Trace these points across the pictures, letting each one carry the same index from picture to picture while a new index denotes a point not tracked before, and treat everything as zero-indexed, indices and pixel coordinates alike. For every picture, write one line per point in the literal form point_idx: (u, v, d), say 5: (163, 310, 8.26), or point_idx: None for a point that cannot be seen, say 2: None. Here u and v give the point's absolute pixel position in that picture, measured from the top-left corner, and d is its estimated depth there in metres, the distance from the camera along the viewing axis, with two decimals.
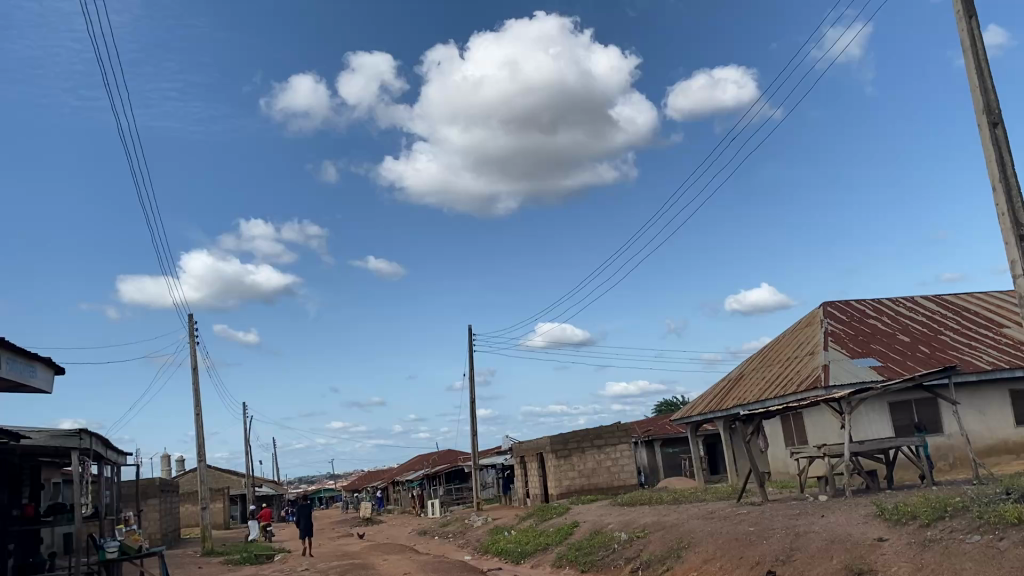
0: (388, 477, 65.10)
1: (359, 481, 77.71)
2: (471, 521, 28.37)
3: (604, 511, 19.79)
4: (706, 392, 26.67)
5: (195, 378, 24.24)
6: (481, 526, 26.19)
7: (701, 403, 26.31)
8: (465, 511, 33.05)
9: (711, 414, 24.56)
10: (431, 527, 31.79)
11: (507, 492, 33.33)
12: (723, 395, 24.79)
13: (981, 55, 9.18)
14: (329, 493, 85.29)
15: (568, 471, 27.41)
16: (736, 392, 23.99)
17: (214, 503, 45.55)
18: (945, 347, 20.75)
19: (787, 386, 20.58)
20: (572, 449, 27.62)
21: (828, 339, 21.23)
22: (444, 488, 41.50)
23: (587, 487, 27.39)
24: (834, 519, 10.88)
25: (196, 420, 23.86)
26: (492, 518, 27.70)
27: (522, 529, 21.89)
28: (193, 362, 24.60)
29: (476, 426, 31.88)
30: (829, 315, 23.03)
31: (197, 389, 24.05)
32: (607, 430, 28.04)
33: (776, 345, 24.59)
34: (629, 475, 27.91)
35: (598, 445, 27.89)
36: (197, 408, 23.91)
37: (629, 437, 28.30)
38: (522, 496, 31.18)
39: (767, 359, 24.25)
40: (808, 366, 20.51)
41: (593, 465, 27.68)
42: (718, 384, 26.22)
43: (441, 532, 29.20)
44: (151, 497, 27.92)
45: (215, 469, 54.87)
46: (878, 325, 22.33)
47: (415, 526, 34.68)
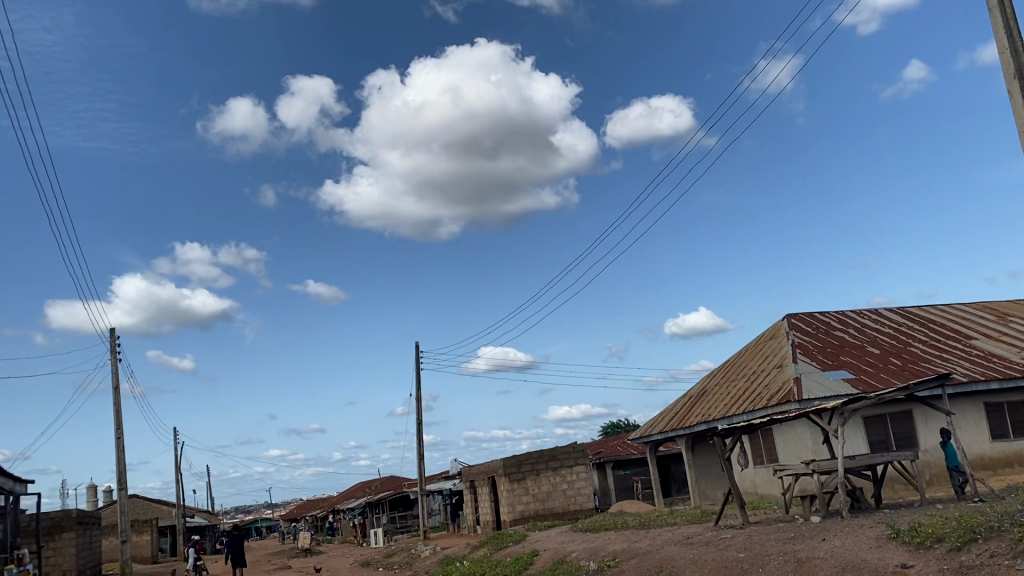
0: (327, 505, 62.59)
1: (297, 509, 74.81)
2: (418, 551, 26.65)
3: (564, 538, 18.31)
4: (666, 410, 25.52)
5: (115, 398, 22.16)
6: (429, 556, 24.50)
7: (661, 421, 25.15)
8: (411, 540, 31.21)
9: (672, 432, 23.39)
10: (374, 558, 29.93)
11: (456, 519, 31.67)
12: (685, 413, 23.64)
13: (1010, 14, 8.17)
14: (266, 522, 82.08)
15: (522, 495, 25.95)
16: (699, 408, 22.87)
17: (140, 536, 42.73)
18: (916, 359, 19.98)
19: (756, 400, 19.53)
20: (526, 471, 26.17)
21: (796, 350, 20.27)
22: (388, 516, 39.58)
23: (541, 513, 25.94)
24: (840, 543, 9.64)
25: (117, 444, 21.75)
26: (441, 547, 26.01)
27: (476, 558, 20.28)
28: (113, 381, 22.52)
29: (423, 449, 30.24)
30: (794, 327, 22.12)
31: (118, 411, 21.96)
32: (563, 452, 26.61)
33: (739, 359, 23.58)
34: (585, 498, 26.52)
35: (553, 467, 26.47)
36: (118, 431, 21.81)
37: (585, 458, 26.90)
38: (471, 523, 29.58)
39: (730, 374, 23.21)
40: (778, 379, 19.48)
41: (548, 489, 26.25)
42: (678, 401, 25.10)
43: (385, 563, 27.39)
44: (67, 530, 25.56)
45: (142, 499, 51.84)
46: (846, 337, 21.51)
47: (357, 556, 32.74)
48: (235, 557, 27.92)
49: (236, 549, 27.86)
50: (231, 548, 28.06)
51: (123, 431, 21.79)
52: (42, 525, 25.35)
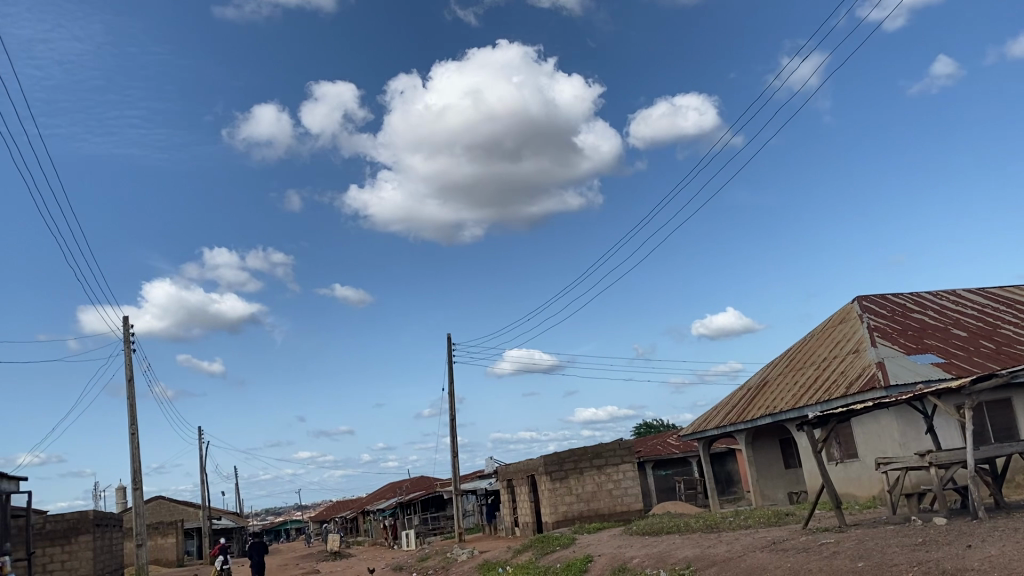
0: (356, 506, 61.11)
1: (326, 511, 73.49)
2: (454, 554, 24.93)
3: (620, 542, 16.39)
4: (721, 403, 23.61)
5: (129, 391, 20.66)
6: (467, 560, 22.76)
7: (716, 415, 23.26)
8: (445, 543, 29.46)
9: (732, 427, 21.51)
10: (406, 562, 28.20)
11: (493, 521, 29.92)
12: (745, 404, 21.71)
13: None
14: (294, 525, 80.89)
15: (566, 495, 24.13)
16: (761, 400, 20.93)
17: (165, 539, 41.37)
18: (1010, 342, 17.91)
19: (831, 389, 17.62)
20: (569, 470, 24.35)
21: (874, 333, 18.29)
22: (420, 517, 37.90)
23: (586, 514, 24.11)
24: (997, 550, 7.71)
25: (132, 441, 20.19)
26: (478, 551, 24.25)
27: (520, 563, 18.40)
28: (128, 373, 20.99)
29: (457, 446, 28.54)
30: (866, 309, 20.17)
31: (132, 404, 20.45)
32: (608, 449, 24.73)
33: (805, 346, 21.66)
34: (633, 499, 24.62)
35: (598, 465, 24.59)
36: (133, 428, 20.25)
37: (632, 455, 25.00)
38: (510, 525, 27.82)
39: (795, 363, 21.26)
40: (857, 365, 17.51)
41: (592, 488, 24.40)
42: (736, 393, 23.17)
43: (419, 567, 25.68)
44: (83, 533, 24.12)
45: (168, 501, 50.67)
46: (926, 319, 19.49)
47: (388, 560, 31.06)
48: (259, 561, 26.30)
49: (261, 553, 26.26)
50: (256, 551, 26.44)
51: (137, 427, 20.26)
52: (57, 528, 23.92)
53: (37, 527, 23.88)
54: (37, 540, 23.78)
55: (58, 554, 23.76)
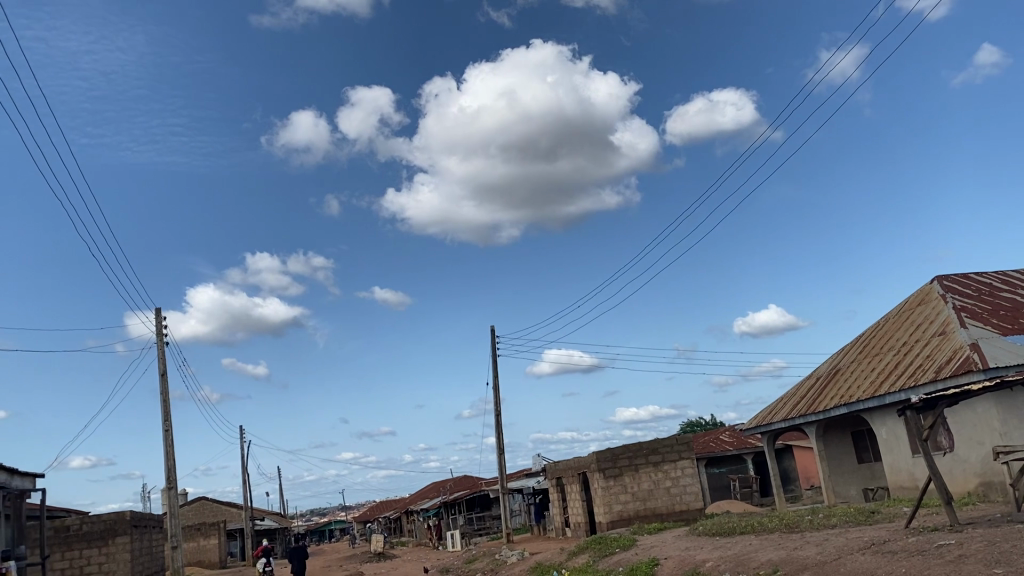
0: (399, 507, 60.24)
1: (370, 512, 72.85)
2: (503, 555, 23.74)
3: (688, 544, 14.98)
4: (788, 394, 22.10)
5: (162, 386, 19.76)
6: (518, 561, 21.53)
7: (783, 407, 21.76)
8: (493, 544, 28.26)
9: (802, 419, 20.03)
10: (453, 564, 27.10)
11: (542, 521, 28.65)
12: (816, 395, 20.22)
13: None
14: (339, 525, 80.60)
15: (620, 494, 22.83)
16: (835, 390, 19.42)
17: (207, 540, 40.77)
18: None
19: (918, 375, 16.01)
20: (624, 467, 23.02)
21: (962, 314, 16.65)
22: (465, 517, 36.78)
23: (642, 514, 22.77)
24: None
25: (166, 438, 19.29)
26: (529, 552, 23.00)
27: (576, 565, 17.09)
28: (161, 368, 20.10)
29: (503, 442, 27.35)
30: (949, 289, 18.49)
31: (165, 399, 19.54)
32: (665, 444, 23.26)
33: (880, 332, 20.06)
34: (693, 497, 23.14)
35: (654, 462, 23.16)
36: (167, 424, 19.34)
37: (691, 451, 23.49)
38: (560, 525, 26.54)
39: (870, 349, 19.69)
40: (945, 348, 15.91)
41: (649, 487, 23.00)
42: (804, 383, 21.65)
43: (466, 569, 24.53)
44: (120, 534, 23.30)
45: (211, 502, 50.22)
46: (1017, 299, 17.75)
47: (433, 562, 29.99)
48: (299, 564, 25.34)
49: (300, 556, 25.29)
50: (297, 553, 25.47)
51: (170, 424, 19.33)
52: (95, 530, 23.18)
53: (75, 528, 23.19)
54: (74, 541, 23.11)
55: (96, 556, 23.03)
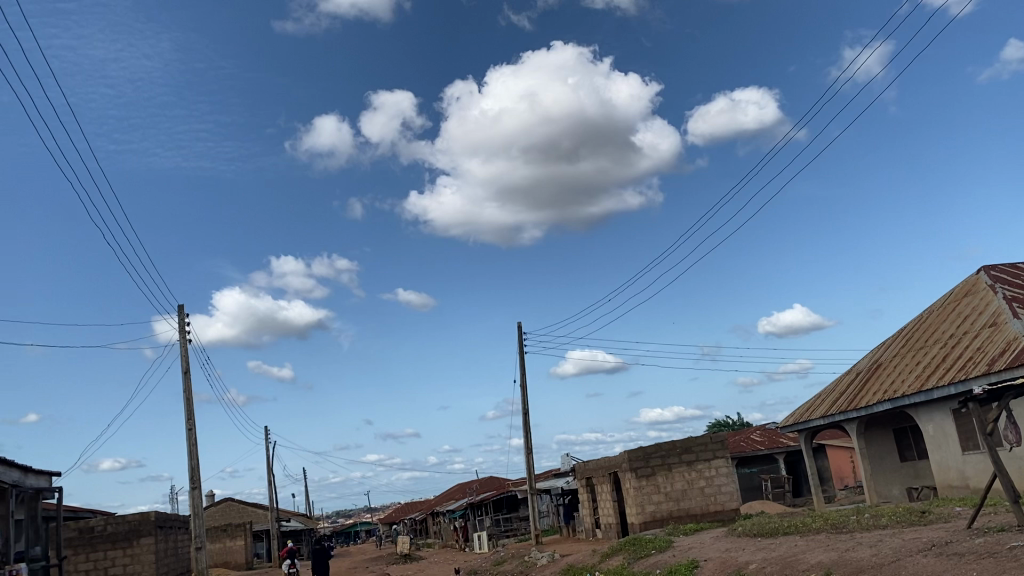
0: (425, 508, 59.87)
1: (395, 513, 72.49)
2: (532, 557, 23.20)
3: (728, 546, 14.35)
4: (826, 390, 21.40)
5: (186, 384, 19.41)
6: (549, 563, 20.96)
7: (821, 403, 21.05)
8: (521, 545, 27.72)
9: (843, 416, 19.33)
10: (481, 565, 26.59)
11: (571, 522, 28.07)
12: (858, 391, 19.50)
13: None
14: (364, 527, 80.32)
15: (653, 494, 22.22)
16: (878, 386, 18.70)
17: (233, 541, 40.55)
18: None
19: (968, 368, 15.29)
20: (657, 466, 22.42)
21: (1014, 304, 15.88)
22: (492, 518, 36.28)
23: (676, 515, 22.14)
24: None
25: (189, 437, 18.94)
26: (559, 553, 22.44)
27: (611, 567, 16.50)
28: (184, 365, 19.77)
29: (532, 442, 26.81)
30: (997, 279, 17.71)
31: (189, 397, 19.19)
32: (699, 442, 22.61)
33: (923, 325, 19.31)
34: (728, 498, 22.48)
35: (687, 461, 22.52)
36: (190, 423, 18.99)
37: (726, 450, 22.82)
38: (590, 526, 25.96)
39: (914, 343, 18.94)
40: (997, 340, 15.17)
41: (683, 486, 22.36)
42: (843, 379, 20.94)
43: (494, 570, 24.01)
44: (145, 535, 23.01)
45: (238, 503, 50.09)
46: None
47: (461, 563, 29.51)
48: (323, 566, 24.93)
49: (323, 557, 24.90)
50: (320, 555, 25.14)
51: (193, 422, 18.97)
52: (119, 531, 22.92)
53: (99, 529, 22.94)
54: (99, 542, 22.86)
55: (120, 557, 22.75)
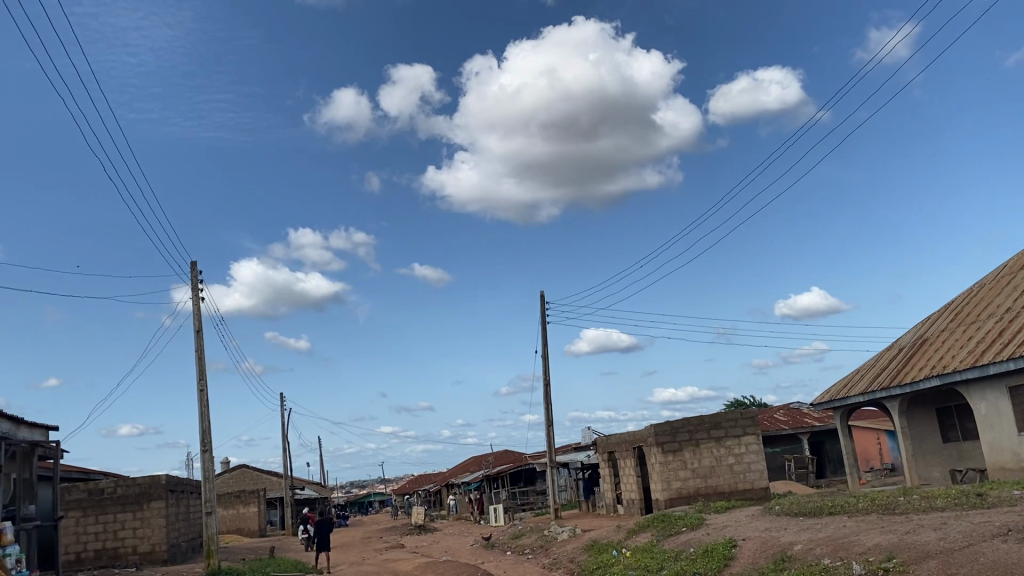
0: (439, 479, 59.43)
1: (409, 485, 72.11)
2: (552, 531, 22.47)
3: (768, 525, 13.48)
4: (866, 366, 20.42)
5: (198, 343, 18.68)
6: (570, 537, 20.20)
7: (860, 379, 20.09)
8: (540, 519, 26.99)
9: (886, 392, 18.39)
10: (498, 538, 25.91)
11: (591, 497, 27.30)
12: (901, 367, 18.53)
13: None
14: (378, 497, 80.20)
15: (679, 470, 21.44)
16: (925, 361, 17.72)
17: (247, 508, 40.13)
18: None
19: None
20: (684, 442, 21.57)
21: None
22: (508, 492, 35.60)
23: (703, 492, 21.31)
24: None
25: (200, 398, 18.24)
26: (580, 528, 21.68)
27: (639, 544, 15.68)
28: (197, 324, 19.05)
29: (553, 414, 25.99)
30: None
31: (201, 357, 18.47)
32: (729, 418, 21.68)
33: (975, 299, 18.28)
34: (758, 476, 21.55)
35: (716, 437, 21.61)
36: (201, 383, 18.27)
37: (757, 427, 21.81)
38: (611, 502, 25.19)
39: (965, 317, 17.91)
40: None
41: (710, 463, 21.50)
42: (885, 354, 19.95)
43: (512, 544, 23.30)
44: (155, 498, 22.41)
45: (252, 470, 49.75)
46: None
47: (476, 536, 28.86)
48: (325, 539, 24.53)
49: (326, 528, 24.49)
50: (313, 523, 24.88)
51: (205, 382, 18.26)
52: (129, 493, 22.33)
53: (109, 491, 22.36)
54: (110, 505, 22.32)
55: (130, 520, 22.19)
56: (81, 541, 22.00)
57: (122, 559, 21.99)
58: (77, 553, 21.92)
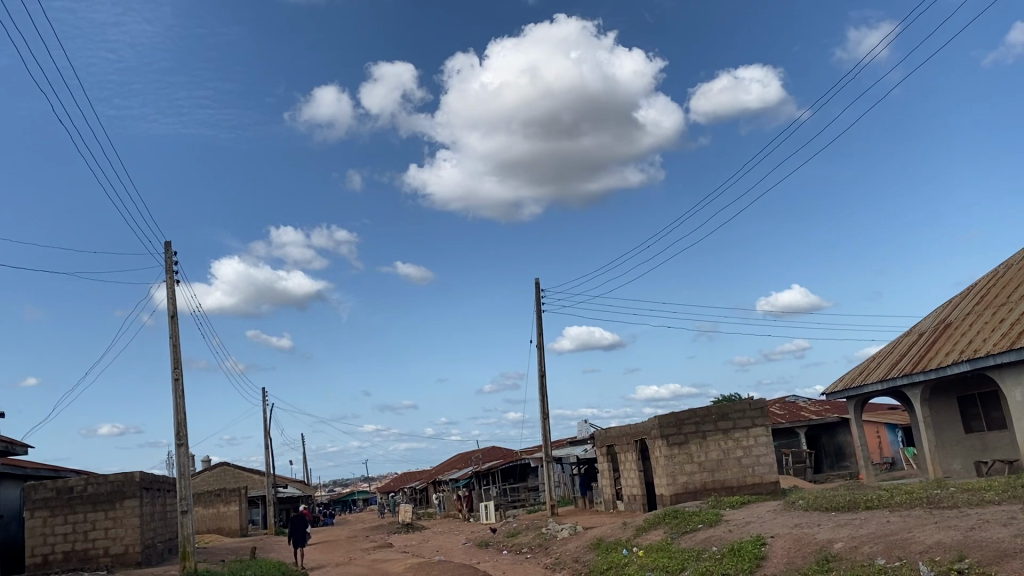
0: (425, 477, 58.13)
1: (394, 482, 70.66)
2: (550, 528, 21.33)
3: (798, 521, 12.32)
4: (884, 352, 19.34)
5: (173, 329, 17.35)
6: (572, 535, 19.06)
7: (878, 367, 19.00)
8: (535, 517, 25.83)
9: (908, 378, 17.31)
10: (491, 537, 24.72)
11: (588, 493, 26.16)
12: (924, 352, 17.46)
13: None
14: (363, 496, 78.73)
15: (685, 464, 20.33)
16: (951, 346, 16.66)
17: (227, 507, 38.69)
18: None
19: None
20: (689, 434, 20.47)
21: None
22: (499, 488, 34.41)
23: (710, 486, 20.23)
24: None
25: (175, 388, 16.92)
26: (581, 526, 20.53)
27: (651, 543, 14.49)
28: (171, 308, 17.74)
29: (549, 406, 24.83)
30: None
31: (175, 344, 17.13)
32: (736, 408, 20.59)
33: (1003, 281, 17.22)
34: (767, 470, 20.46)
35: (724, 428, 20.51)
36: (176, 372, 16.95)
37: (766, 418, 20.69)
38: (611, 498, 24.06)
39: (994, 299, 16.84)
40: None
41: (718, 456, 20.41)
42: (904, 340, 18.87)
43: (507, 542, 22.14)
44: (128, 497, 21.01)
45: (233, 468, 48.25)
46: None
47: (467, 534, 27.67)
48: (300, 534, 23.40)
49: (302, 526, 23.55)
50: (295, 523, 23.54)
51: (180, 371, 16.96)
52: (101, 492, 20.95)
53: (78, 489, 20.95)
54: (79, 504, 20.92)
55: (102, 520, 20.81)
56: (48, 543, 20.59)
57: (93, 562, 20.63)
58: (44, 555, 20.55)
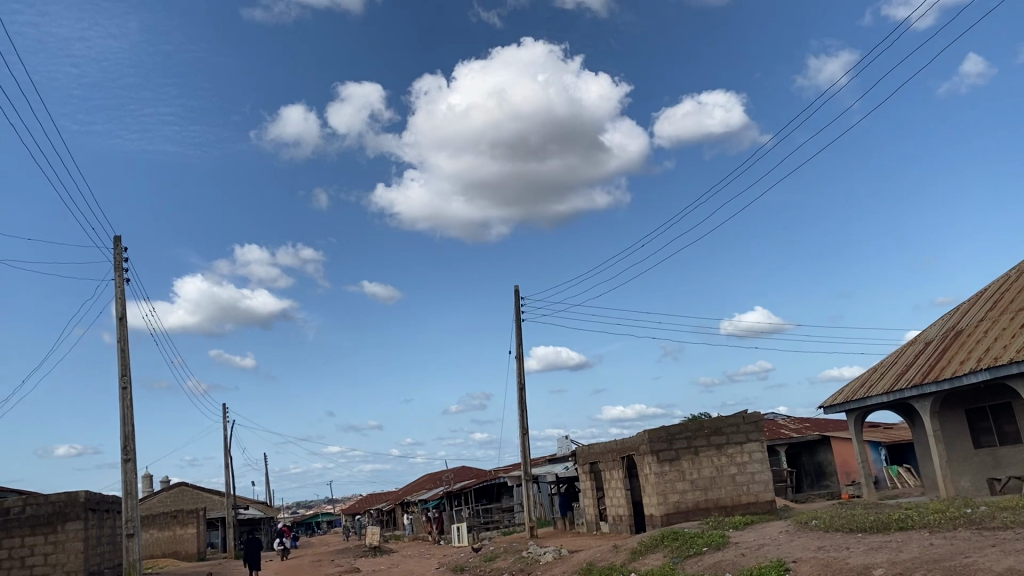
0: (393, 498, 56.15)
1: (359, 504, 68.44)
2: (532, 551, 19.86)
3: (821, 543, 11.07)
4: (889, 362, 18.21)
5: (121, 332, 15.78)
6: (557, 559, 17.63)
7: (883, 377, 17.86)
8: (513, 539, 24.34)
9: (918, 390, 16.17)
10: (466, 561, 23.17)
11: (569, 514, 24.73)
12: (935, 361, 16.33)
13: None
14: (326, 518, 76.23)
15: (676, 482, 19.03)
16: (964, 354, 15.54)
17: (184, 529, 36.64)
18: None
19: None
20: (681, 450, 19.19)
21: None
22: (472, 509, 32.85)
23: (703, 506, 18.94)
24: None
25: (122, 398, 15.32)
26: (565, 549, 19.08)
27: (652, 569, 13.11)
28: (120, 310, 16.16)
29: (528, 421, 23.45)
30: None
31: (123, 349, 15.55)
32: (730, 423, 19.38)
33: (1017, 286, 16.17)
34: (763, 488, 19.25)
35: (717, 444, 19.28)
36: (125, 381, 15.35)
37: (761, 433, 19.50)
38: (594, 519, 22.65)
39: (1009, 304, 15.77)
40: None
41: (711, 474, 19.15)
42: (912, 350, 17.75)
43: (485, 567, 20.62)
44: (72, 519, 19.19)
45: (191, 488, 46.06)
46: None
47: (440, 558, 26.07)
48: (255, 558, 21.63)
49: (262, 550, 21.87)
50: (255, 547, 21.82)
51: (129, 379, 15.39)
52: (42, 513, 19.14)
53: (16, 511, 19.15)
54: (17, 526, 19.10)
55: (42, 545, 18.98)
56: None
57: None
58: None
